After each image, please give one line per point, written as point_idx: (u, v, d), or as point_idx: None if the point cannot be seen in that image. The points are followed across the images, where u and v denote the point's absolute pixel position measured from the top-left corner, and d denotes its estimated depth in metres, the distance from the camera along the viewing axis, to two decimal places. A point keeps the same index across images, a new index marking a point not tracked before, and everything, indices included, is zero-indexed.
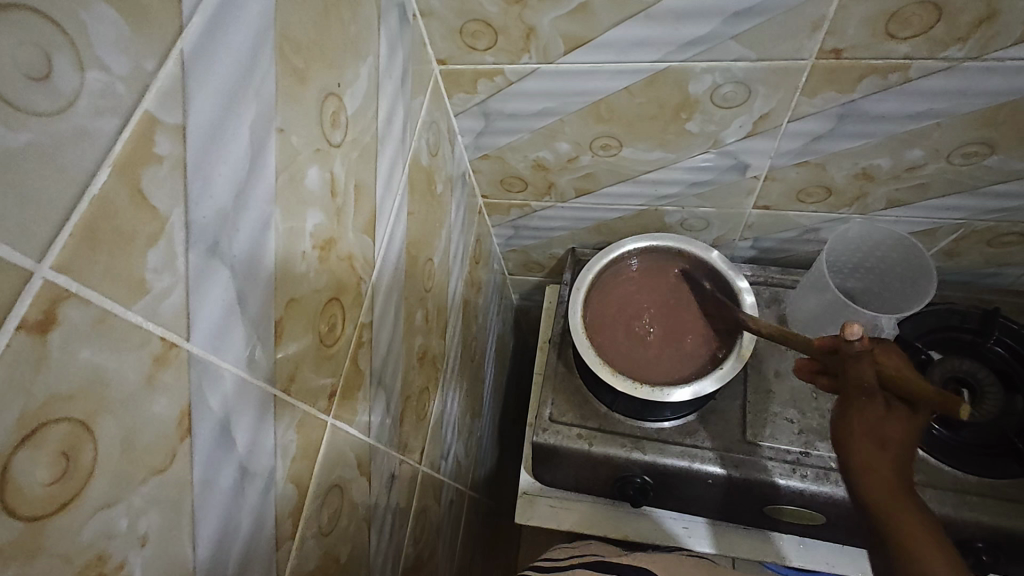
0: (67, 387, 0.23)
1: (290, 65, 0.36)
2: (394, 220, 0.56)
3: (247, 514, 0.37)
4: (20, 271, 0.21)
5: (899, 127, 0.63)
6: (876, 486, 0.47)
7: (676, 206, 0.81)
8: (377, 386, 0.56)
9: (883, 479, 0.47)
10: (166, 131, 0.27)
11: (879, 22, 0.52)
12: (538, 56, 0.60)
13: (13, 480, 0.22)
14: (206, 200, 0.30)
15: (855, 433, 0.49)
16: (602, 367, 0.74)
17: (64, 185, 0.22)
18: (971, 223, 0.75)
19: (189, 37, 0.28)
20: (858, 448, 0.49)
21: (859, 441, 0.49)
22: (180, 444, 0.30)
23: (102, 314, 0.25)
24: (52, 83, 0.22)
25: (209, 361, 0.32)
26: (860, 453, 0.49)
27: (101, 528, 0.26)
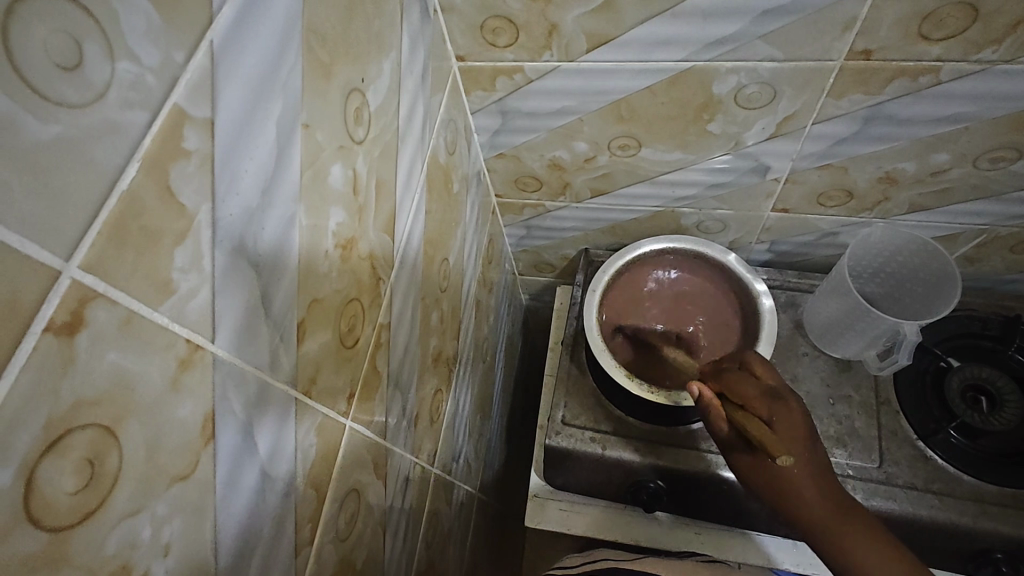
0: (94, 391, 0.22)
1: (316, 58, 0.35)
2: (412, 218, 0.55)
3: (268, 519, 0.36)
4: (47, 269, 0.20)
5: (926, 131, 0.62)
6: (838, 529, 0.60)
7: (692, 208, 0.80)
8: (394, 388, 0.55)
9: (823, 520, 0.60)
10: (195, 125, 0.26)
11: (912, 23, 0.51)
12: (560, 54, 0.59)
13: (39, 488, 0.21)
14: (233, 197, 0.29)
15: (790, 485, 0.60)
16: (618, 371, 0.73)
17: (94, 181, 0.21)
18: (994, 229, 0.74)
19: (219, 28, 0.27)
20: (806, 507, 0.61)
21: (799, 486, 0.60)
22: (204, 450, 0.29)
23: (128, 315, 0.24)
24: (83, 72, 0.21)
25: (234, 363, 0.31)
26: (802, 509, 0.61)
27: (126, 538, 0.25)
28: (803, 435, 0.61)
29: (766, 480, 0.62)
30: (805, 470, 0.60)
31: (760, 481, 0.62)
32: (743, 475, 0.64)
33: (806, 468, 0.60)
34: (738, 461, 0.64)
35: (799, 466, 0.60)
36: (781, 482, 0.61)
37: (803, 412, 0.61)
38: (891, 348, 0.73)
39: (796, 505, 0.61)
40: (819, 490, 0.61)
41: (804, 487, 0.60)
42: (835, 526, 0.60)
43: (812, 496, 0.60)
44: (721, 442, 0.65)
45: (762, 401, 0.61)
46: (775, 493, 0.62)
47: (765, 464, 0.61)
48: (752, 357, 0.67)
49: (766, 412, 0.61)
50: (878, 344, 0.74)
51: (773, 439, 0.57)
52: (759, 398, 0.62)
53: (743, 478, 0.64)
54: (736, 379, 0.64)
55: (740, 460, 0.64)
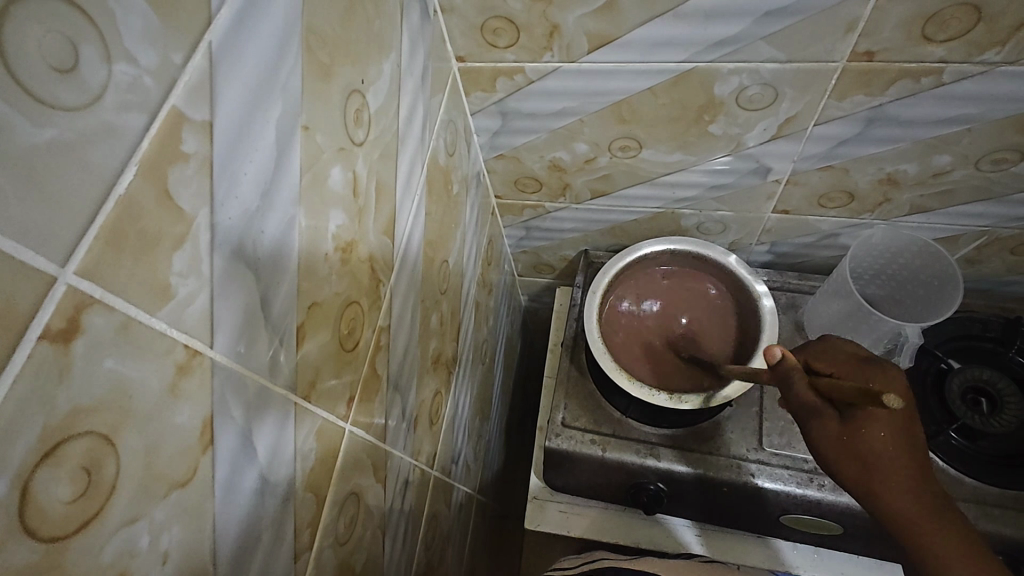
0: (91, 399, 0.22)
1: (315, 59, 0.35)
2: (412, 219, 0.54)
3: (267, 525, 0.35)
4: (43, 276, 0.20)
5: (928, 133, 0.61)
6: (928, 527, 0.48)
7: (693, 209, 0.80)
8: (393, 390, 0.54)
9: (910, 515, 0.49)
10: (193, 128, 0.26)
11: (916, 25, 0.51)
12: (561, 54, 0.58)
13: (35, 498, 0.20)
14: (232, 200, 0.29)
15: (878, 456, 0.49)
16: (619, 373, 0.73)
17: (91, 186, 0.21)
18: (995, 231, 0.74)
19: (217, 29, 0.26)
20: (895, 498, 0.49)
21: (889, 460, 0.49)
22: (202, 456, 0.29)
23: (126, 321, 0.23)
24: (80, 75, 0.21)
25: (232, 368, 0.30)
26: (890, 494, 0.50)
27: (124, 547, 0.24)
28: (902, 405, 0.52)
29: (845, 453, 0.50)
30: (898, 445, 0.50)
31: (836, 448, 0.51)
32: (826, 451, 0.51)
33: (901, 444, 0.50)
34: (820, 434, 0.51)
35: (891, 429, 0.50)
36: (868, 453, 0.49)
37: (905, 384, 0.53)
38: (893, 350, 0.72)
39: (881, 489, 0.50)
40: (912, 473, 0.50)
41: (898, 465, 0.49)
42: (927, 522, 0.48)
43: (901, 480, 0.49)
44: (801, 412, 0.52)
45: (856, 372, 0.55)
46: (856, 467, 0.50)
47: (861, 431, 0.50)
48: (838, 341, 0.62)
49: (857, 382, 0.54)
50: (879, 346, 0.73)
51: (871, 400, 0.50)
52: (851, 367, 0.56)
53: (818, 453, 0.52)
54: (824, 352, 0.59)
55: (824, 432, 0.51)
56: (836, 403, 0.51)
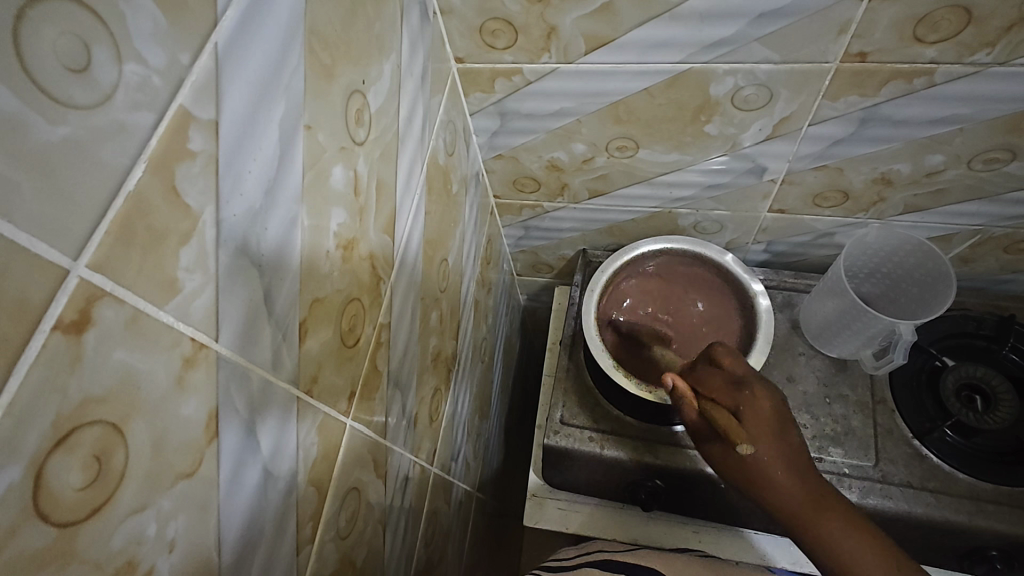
0: (101, 389, 0.22)
1: (317, 60, 0.36)
2: (412, 218, 0.55)
3: (269, 517, 0.36)
4: (57, 269, 0.20)
5: (921, 133, 0.62)
6: (819, 522, 0.51)
7: (690, 209, 0.81)
8: (394, 387, 0.55)
9: (800, 508, 0.51)
10: (200, 127, 0.26)
11: (907, 27, 0.52)
12: (558, 56, 0.59)
13: (48, 484, 0.21)
14: (237, 197, 0.29)
15: (767, 472, 0.52)
16: (616, 371, 0.74)
17: (102, 182, 0.22)
18: (989, 229, 0.74)
19: (223, 30, 0.27)
20: (784, 495, 0.52)
21: (774, 476, 0.52)
22: (208, 447, 0.29)
23: (135, 314, 0.24)
24: (92, 75, 0.21)
25: (237, 362, 0.31)
26: (778, 500, 0.52)
27: (131, 535, 0.25)
28: (773, 420, 0.53)
29: (735, 471, 0.54)
30: (776, 461, 0.52)
31: (729, 469, 0.54)
32: (725, 470, 0.55)
33: (779, 457, 0.52)
34: (715, 453, 0.55)
35: (768, 451, 0.52)
36: (756, 472, 0.52)
37: (772, 398, 0.55)
38: (887, 347, 0.74)
39: (774, 493, 0.52)
40: (797, 478, 0.52)
41: (778, 481, 0.52)
42: (818, 517, 0.51)
43: (789, 485, 0.52)
44: (698, 436, 0.57)
45: (725, 389, 0.56)
46: (745, 484, 0.53)
47: (740, 456, 0.52)
48: (721, 346, 0.60)
49: (731, 401, 0.55)
50: (873, 344, 0.74)
51: (738, 427, 0.52)
52: (723, 387, 0.56)
53: (722, 471, 0.56)
54: (707, 372, 0.59)
55: (716, 453, 0.55)
56: (716, 431, 0.55)
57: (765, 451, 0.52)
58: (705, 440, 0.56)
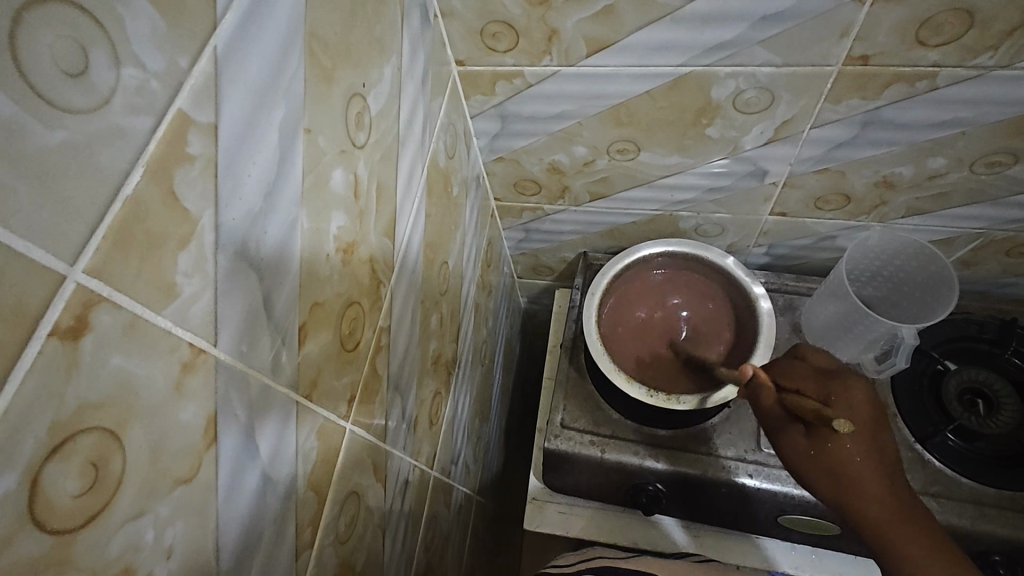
0: (98, 395, 0.22)
1: (317, 63, 0.36)
2: (412, 221, 0.55)
3: (268, 522, 0.36)
4: (52, 274, 0.20)
5: (923, 136, 0.62)
6: (897, 527, 0.50)
7: (691, 211, 0.81)
8: (394, 390, 0.55)
9: (880, 508, 0.51)
10: (199, 131, 0.26)
11: (910, 29, 0.51)
12: (560, 58, 0.59)
13: (44, 491, 0.21)
14: (236, 201, 0.29)
15: (853, 464, 0.52)
16: (617, 374, 0.74)
17: (100, 186, 0.22)
18: (991, 232, 0.74)
19: (222, 33, 0.27)
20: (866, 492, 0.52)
21: (858, 470, 0.52)
22: (206, 452, 0.29)
23: (132, 319, 0.24)
24: (89, 79, 0.21)
25: (235, 367, 0.31)
26: (857, 499, 0.52)
27: (129, 541, 0.25)
28: (865, 417, 0.55)
29: (819, 465, 0.53)
30: (864, 456, 0.52)
31: (807, 460, 0.54)
32: (804, 462, 0.54)
33: (866, 452, 0.53)
34: (791, 445, 0.55)
35: (857, 445, 0.52)
36: (836, 465, 0.52)
37: (869, 394, 0.57)
38: (889, 351, 0.73)
39: (851, 491, 0.52)
40: (882, 478, 0.52)
41: (862, 478, 0.52)
42: (896, 522, 0.50)
43: (872, 484, 0.52)
44: (773, 426, 0.57)
45: (818, 388, 0.58)
46: (823, 476, 0.53)
47: (827, 444, 0.53)
48: (806, 347, 0.65)
49: (821, 394, 0.57)
50: (875, 347, 0.74)
51: (830, 412, 0.53)
52: (814, 382, 0.59)
53: (797, 464, 0.55)
54: (790, 366, 0.61)
55: (795, 445, 0.55)
56: (800, 419, 0.55)
57: (855, 443, 0.53)
58: (779, 431, 0.56)
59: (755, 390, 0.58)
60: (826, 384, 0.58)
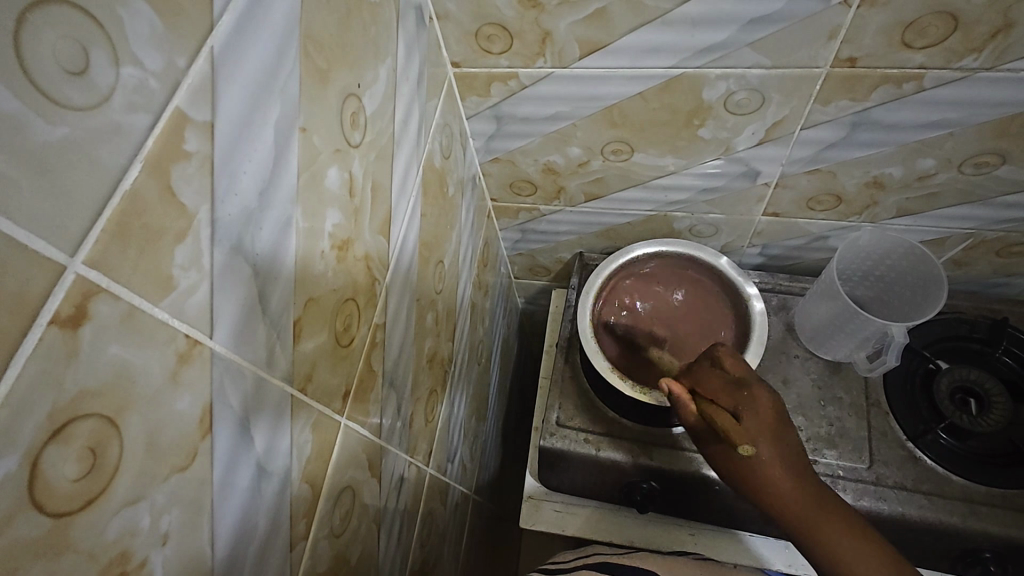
0: (96, 381, 0.23)
1: (313, 63, 0.36)
2: (408, 220, 0.56)
3: (263, 514, 0.37)
4: (54, 264, 0.21)
5: (911, 136, 0.63)
6: (819, 524, 0.50)
7: (685, 212, 0.82)
8: (389, 387, 0.56)
9: (804, 514, 0.51)
10: (196, 128, 0.27)
11: (896, 32, 0.52)
12: (553, 60, 0.60)
13: (43, 474, 0.21)
14: (232, 196, 0.30)
15: (763, 477, 0.52)
16: (612, 373, 0.74)
17: (100, 181, 0.22)
18: (982, 233, 0.75)
19: (218, 35, 0.28)
20: (783, 501, 0.51)
21: (775, 481, 0.51)
22: (202, 442, 0.30)
23: (130, 310, 0.24)
24: (90, 77, 0.22)
25: (231, 359, 0.31)
26: (778, 502, 0.52)
27: (126, 526, 0.25)
28: (775, 427, 0.53)
29: (738, 475, 0.53)
30: (776, 464, 0.51)
31: (731, 471, 0.54)
32: (727, 472, 0.54)
33: (778, 463, 0.51)
34: (716, 459, 0.55)
35: (769, 457, 0.51)
36: (752, 476, 0.52)
37: (772, 401, 0.54)
38: (880, 350, 0.74)
39: (772, 496, 0.52)
40: (796, 484, 0.52)
41: (777, 484, 0.51)
42: (818, 518, 0.51)
43: (789, 487, 0.51)
44: (698, 438, 0.56)
45: (726, 392, 0.55)
46: (744, 485, 0.53)
47: (738, 460, 0.52)
48: (723, 349, 0.60)
49: (731, 406, 0.54)
50: (867, 346, 0.75)
51: (738, 429, 0.51)
52: (723, 389, 0.55)
53: (722, 473, 0.55)
54: (706, 372, 0.58)
55: (719, 457, 0.55)
56: (718, 434, 0.54)
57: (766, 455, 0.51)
58: (705, 444, 0.56)
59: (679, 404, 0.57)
60: (735, 394, 0.54)
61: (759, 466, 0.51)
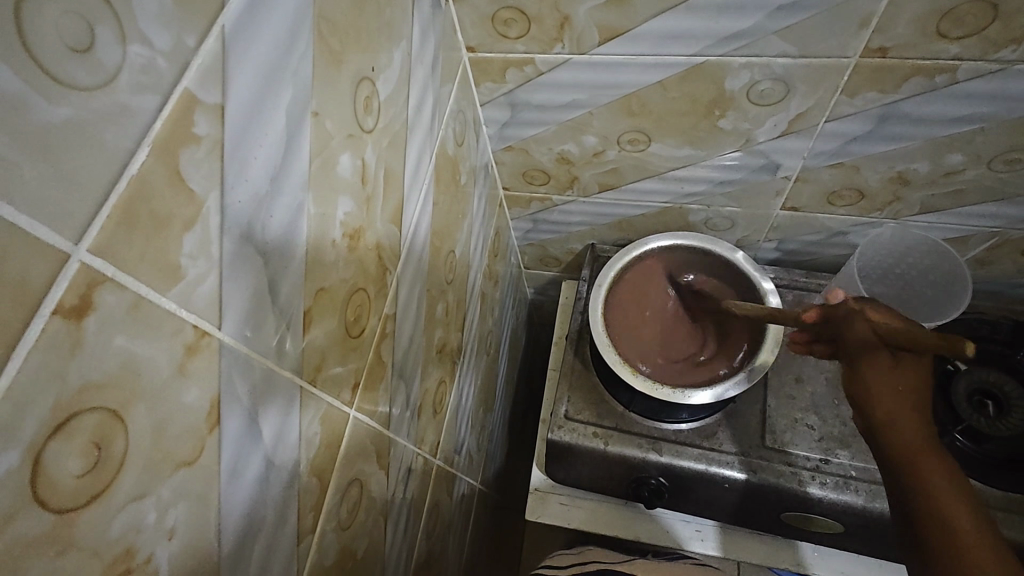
0: (101, 374, 0.22)
1: (326, 45, 0.35)
2: (420, 208, 0.55)
3: (271, 506, 0.36)
4: (57, 254, 0.20)
5: (941, 131, 0.61)
6: (924, 461, 0.50)
7: (701, 204, 0.80)
8: (398, 378, 0.55)
9: (907, 447, 0.51)
10: (205, 111, 0.26)
11: (930, 21, 0.50)
12: (571, 46, 0.58)
13: (46, 472, 0.21)
14: (242, 183, 0.29)
15: (894, 393, 0.52)
16: (623, 367, 0.73)
17: (105, 165, 0.21)
18: (1007, 231, 0.73)
19: (230, 13, 0.27)
20: (901, 436, 0.52)
21: (898, 398, 0.52)
22: (209, 435, 0.29)
23: (136, 300, 0.23)
24: (95, 56, 0.21)
25: (240, 350, 0.31)
26: (893, 428, 0.52)
27: (131, 522, 0.25)
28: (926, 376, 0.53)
29: (871, 388, 0.53)
30: (912, 389, 0.52)
31: (878, 392, 0.52)
32: (874, 393, 0.52)
33: (916, 393, 0.52)
34: (863, 369, 0.54)
35: (913, 382, 0.52)
36: (883, 387, 0.52)
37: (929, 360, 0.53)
38: None
39: (894, 421, 0.52)
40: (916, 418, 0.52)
41: (906, 410, 0.52)
42: (924, 459, 0.50)
43: (911, 419, 0.52)
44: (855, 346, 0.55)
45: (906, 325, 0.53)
46: (866, 399, 0.53)
47: (893, 371, 0.52)
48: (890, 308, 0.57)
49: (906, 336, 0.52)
50: None
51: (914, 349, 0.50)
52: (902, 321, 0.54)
53: (864, 395, 0.53)
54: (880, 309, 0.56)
55: (867, 367, 0.53)
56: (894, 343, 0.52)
57: (908, 380, 0.52)
58: (857, 360, 0.55)
59: (841, 320, 0.57)
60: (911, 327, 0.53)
61: (892, 381, 0.52)
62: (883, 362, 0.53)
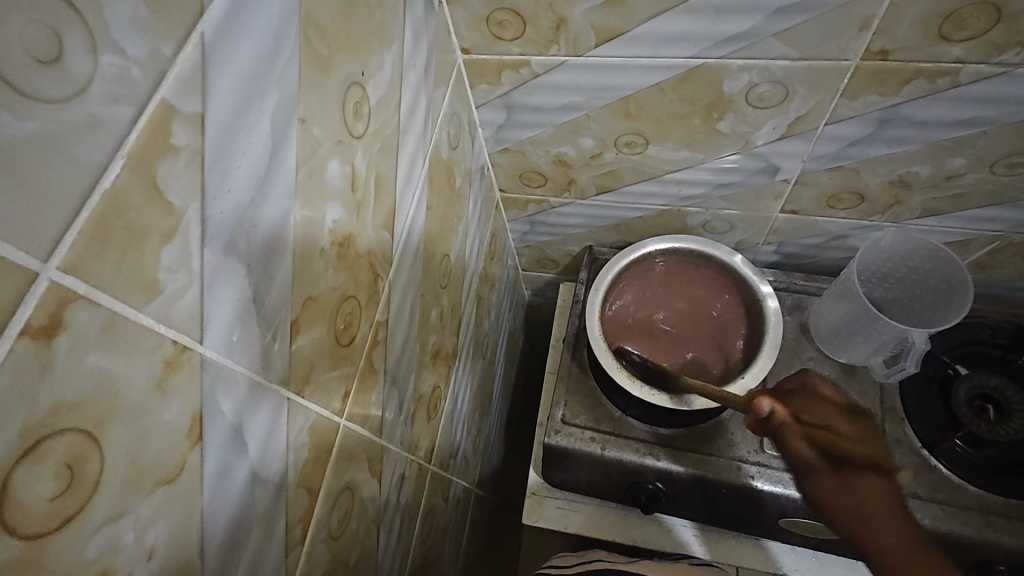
0: (73, 394, 0.22)
1: (313, 50, 0.34)
2: (413, 212, 0.54)
3: (257, 520, 0.35)
4: (24, 271, 0.19)
5: (942, 134, 0.60)
6: (900, 554, 0.55)
7: (699, 207, 0.79)
8: (391, 385, 0.54)
9: (898, 552, 0.55)
10: (184, 121, 0.25)
11: (932, 24, 0.49)
12: (567, 48, 0.57)
13: (15, 496, 0.20)
14: (224, 194, 0.28)
15: (859, 506, 0.57)
16: (620, 372, 0.72)
17: (76, 179, 0.21)
18: (1009, 235, 0.72)
19: (209, 20, 0.26)
20: (885, 544, 0.56)
21: (857, 511, 0.57)
22: (191, 452, 0.28)
23: (111, 317, 0.23)
24: (64, 66, 0.20)
25: (222, 364, 0.30)
26: (873, 534, 0.56)
27: (107, 543, 0.24)
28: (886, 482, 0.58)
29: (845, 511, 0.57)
30: (873, 490, 0.57)
31: (833, 512, 0.58)
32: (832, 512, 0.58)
33: (883, 503, 0.57)
34: (815, 491, 0.59)
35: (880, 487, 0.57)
36: (848, 511, 0.57)
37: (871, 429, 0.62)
38: (899, 355, 0.72)
39: (870, 531, 0.56)
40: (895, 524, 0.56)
41: (872, 514, 0.57)
42: (904, 554, 0.54)
43: (886, 527, 0.56)
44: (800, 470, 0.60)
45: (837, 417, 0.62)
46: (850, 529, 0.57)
47: (846, 484, 0.58)
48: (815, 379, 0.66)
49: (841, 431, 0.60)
50: (885, 350, 0.73)
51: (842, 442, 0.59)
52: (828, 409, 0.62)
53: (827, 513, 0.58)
54: (808, 401, 0.63)
55: (819, 489, 0.59)
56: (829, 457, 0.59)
57: (866, 495, 0.57)
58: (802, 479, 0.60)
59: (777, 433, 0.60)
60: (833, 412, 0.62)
61: (844, 497, 0.57)
62: (829, 483, 0.58)
